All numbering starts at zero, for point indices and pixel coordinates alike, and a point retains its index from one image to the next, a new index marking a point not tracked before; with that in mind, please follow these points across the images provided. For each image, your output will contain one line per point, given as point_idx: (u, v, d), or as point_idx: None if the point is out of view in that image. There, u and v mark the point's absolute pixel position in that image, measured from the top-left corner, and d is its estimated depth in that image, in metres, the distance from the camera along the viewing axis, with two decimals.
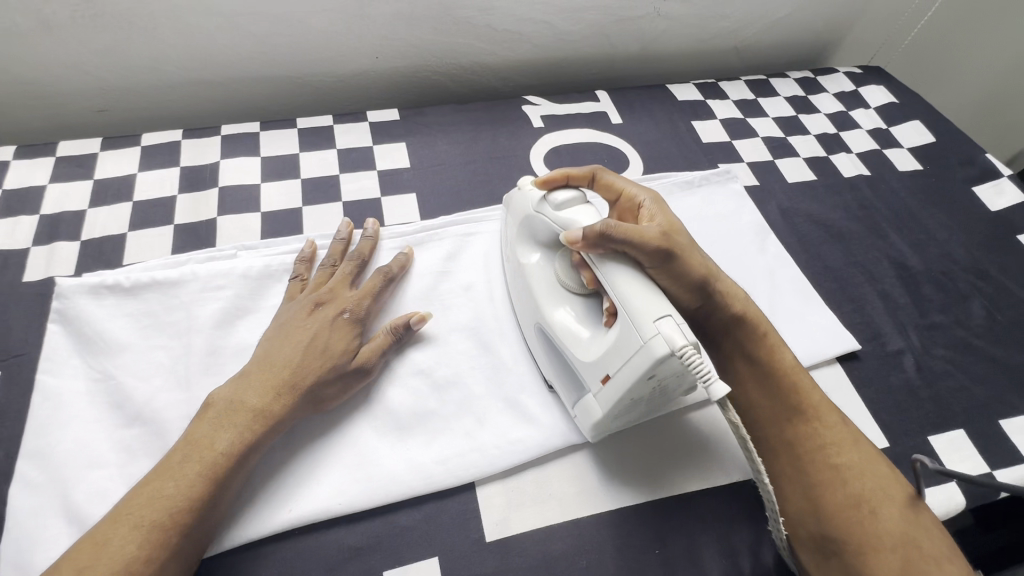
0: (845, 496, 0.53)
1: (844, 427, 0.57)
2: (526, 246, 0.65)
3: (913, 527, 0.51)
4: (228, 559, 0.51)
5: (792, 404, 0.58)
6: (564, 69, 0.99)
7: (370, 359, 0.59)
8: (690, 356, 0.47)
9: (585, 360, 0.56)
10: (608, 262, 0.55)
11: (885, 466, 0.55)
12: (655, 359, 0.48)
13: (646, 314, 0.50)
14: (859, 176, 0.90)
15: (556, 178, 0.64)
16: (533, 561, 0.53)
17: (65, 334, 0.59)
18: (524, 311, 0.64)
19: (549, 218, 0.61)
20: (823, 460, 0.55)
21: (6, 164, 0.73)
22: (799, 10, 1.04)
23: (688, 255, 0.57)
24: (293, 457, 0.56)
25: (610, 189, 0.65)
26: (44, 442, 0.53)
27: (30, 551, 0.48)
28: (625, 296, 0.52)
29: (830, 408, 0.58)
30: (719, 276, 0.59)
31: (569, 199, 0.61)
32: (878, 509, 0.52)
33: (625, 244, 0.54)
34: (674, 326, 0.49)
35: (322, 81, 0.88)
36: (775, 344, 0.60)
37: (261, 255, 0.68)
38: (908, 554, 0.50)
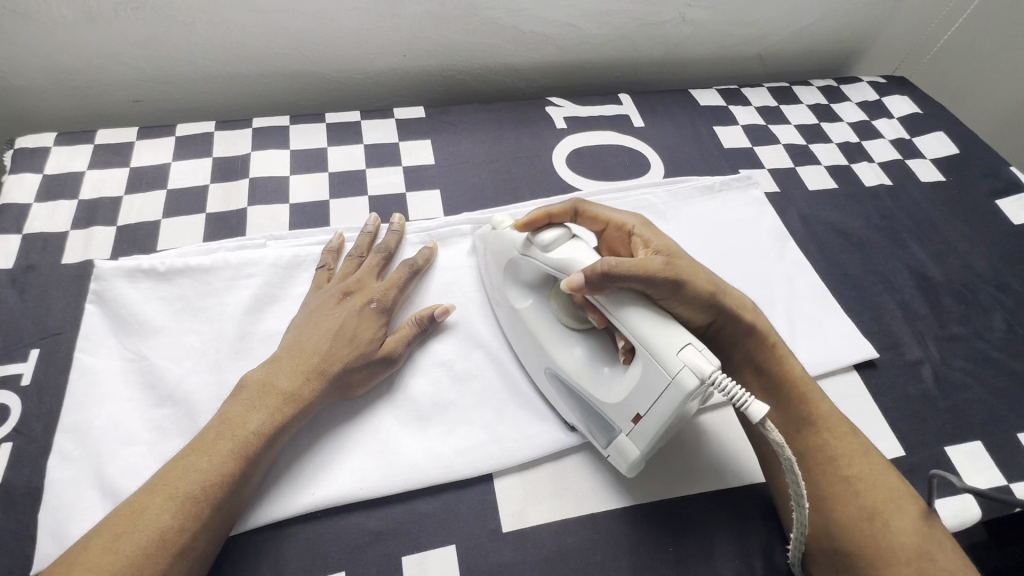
0: (858, 509, 0.53)
1: (855, 438, 0.57)
2: (517, 290, 0.64)
3: (928, 539, 0.51)
4: (254, 538, 0.53)
5: (802, 418, 0.58)
6: (588, 71, 1.00)
7: (396, 348, 0.61)
8: (721, 381, 0.47)
9: (611, 403, 0.54)
10: (617, 300, 0.53)
11: (898, 478, 0.55)
12: (687, 392, 0.48)
13: (669, 348, 0.49)
14: (881, 185, 0.90)
15: (536, 219, 0.61)
16: (549, 553, 0.54)
17: (103, 315, 0.61)
18: (528, 353, 0.63)
19: (539, 261, 0.59)
20: (834, 472, 0.55)
21: (47, 150, 0.76)
22: (825, 19, 1.04)
23: (694, 276, 0.55)
24: (319, 444, 0.57)
25: (595, 220, 0.65)
26: (81, 418, 0.55)
27: (66, 521, 0.50)
28: (641, 332, 0.51)
29: (840, 418, 0.58)
30: (727, 292, 0.58)
31: (556, 237, 0.57)
32: (891, 522, 0.52)
33: (631, 281, 0.52)
34: (698, 353, 0.48)
35: (351, 78, 0.89)
36: (782, 355, 0.60)
37: (290, 245, 0.70)
38: (922, 566, 0.49)
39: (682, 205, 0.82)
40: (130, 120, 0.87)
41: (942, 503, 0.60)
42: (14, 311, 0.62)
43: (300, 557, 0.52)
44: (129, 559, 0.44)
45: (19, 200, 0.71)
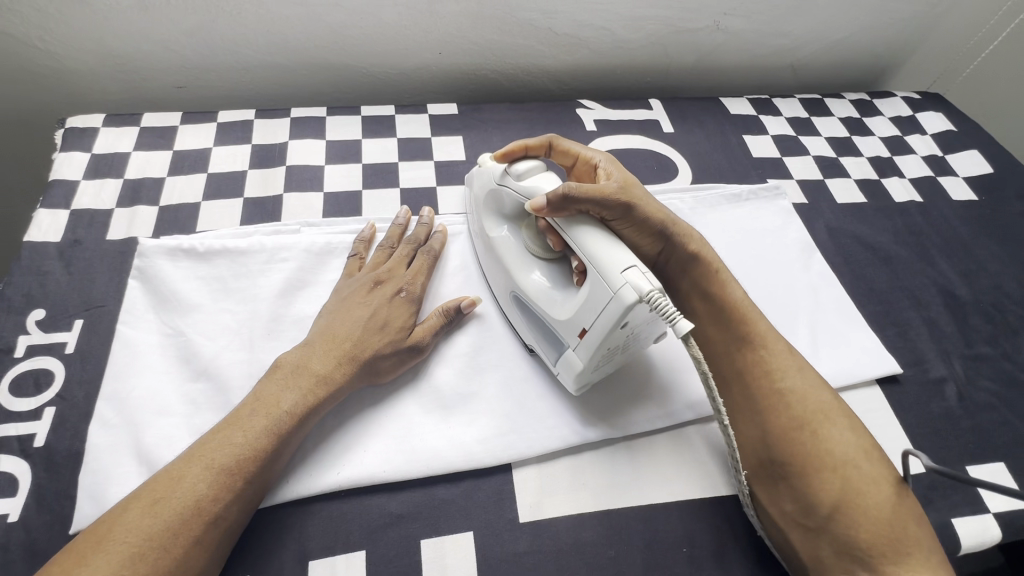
0: (789, 418, 0.55)
1: (789, 354, 0.60)
2: (492, 219, 0.67)
3: (853, 449, 0.54)
4: (280, 513, 0.54)
5: (745, 337, 0.60)
6: (619, 76, 1.01)
7: (423, 338, 0.63)
8: (658, 299, 0.49)
9: (561, 319, 0.57)
10: (574, 223, 0.57)
11: (829, 394, 0.57)
12: (626, 306, 0.50)
13: (613, 266, 0.52)
14: (911, 201, 0.89)
15: (514, 150, 0.65)
16: (563, 546, 0.55)
17: (144, 290, 0.64)
18: (497, 279, 0.67)
19: (512, 189, 0.62)
20: (768, 386, 0.57)
21: (96, 130, 0.79)
22: (860, 31, 1.03)
23: (646, 205, 0.61)
24: (345, 425, 0.59)
25: (566, 154, 0.67)
26: (121, 387, 0.57)
27: (103, 484, 0.52)
28: (591, 250, 0.54)
29: (778, 338, 0.61)
30: (676, 224, 0.63)
31: (529, 167, 0.62)
32: (820, 431, 0.54)
33: (588, 204, 0.56)
34: (641, 275, 0.50)
35: (387, 73, 0.91)
36: (726, 281, 0.63)
37: (323, 232, 0.72)
38: (846, 474, 0.52)
39: (708, 212, 0.82)
40: (173, 105, 0.90)
41: (960, 522, 0.60)
42: (60, 283, 0.65)
43: (322, 533, 0.54)
44: (167, 523, 0.46)
45: (68, 177, 0.74)
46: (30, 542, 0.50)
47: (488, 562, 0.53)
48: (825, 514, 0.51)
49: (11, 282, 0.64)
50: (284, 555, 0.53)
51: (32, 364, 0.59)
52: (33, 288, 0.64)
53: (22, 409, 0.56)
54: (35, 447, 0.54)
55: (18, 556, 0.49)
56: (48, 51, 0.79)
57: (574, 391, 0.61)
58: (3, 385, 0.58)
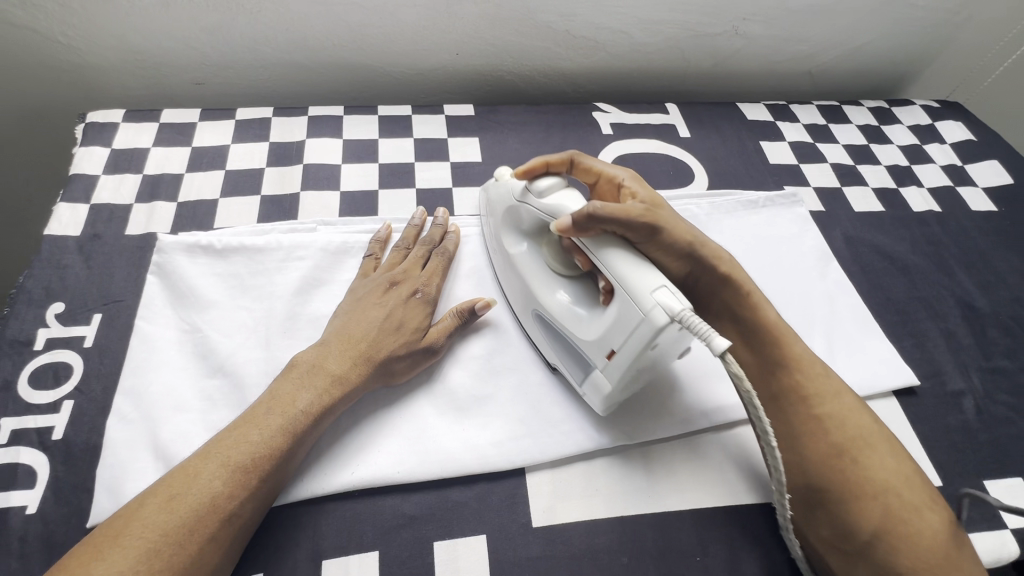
0: (828, 445, 0.54)
1: (826, 379, 0.58)
2: (512, 235, 0.67)
3: (894, 476, 0.53)
4: (294, 512, 0.54)
5: (777, 360, 0.59)
6: (636, 79, 1.00)
7: (437, 339, 0.63)
8: (690, 319, 0.48)
9: (589, 339, 0.57)
10: (599, 243, 0.55)
11: (868, 418, 0.56)
12: (657, 328, 0.49)
13: (643, 286, 0.51)
14: (929, 211, 0.88)
15: (535, 167, 0.64)
16: (577, 552, 0.55)
17: (163, 286, 0.64)
18: (519, 296, 0.66)
19: (534, 206, 0.61)
20: (806, 411, 0.56)
21: (116, 126, 0.79)
22: (880, 38, 1.03)
23: (673, 227, 0.59)
24: (361, 425, 0.59)
25: (589, 172, 0.66)
26: (139, 382, 0.58)
27: (121, 479, 0.53)
28: (620, 272, 0.53)
29: (813, 361, 0.59)
30: (705, 244, 0.61)
31: (550, 184, 0.60)
32: (860, 458, 0.53)
33: (613, 225, 0.55)
34: (671, 295, 0.50)
35: (404, 74, 0.92)
36: (759, 302, 0.61)
37: (339, 231, 0.72)
38: (887, 501, 0.51)
39: (724, 218, 0.82)
40: (191, 102, 0.90)
41: (977, 537, 0.59)
42: (79, 277, 0.65)
43: (336, 533, 0.54)
44: (182, 520, 0.46)
45: (88, 171, 0.74)
46: (48, 535, 0.50)
47: (501, 566, 0.53)
48: (865, 540, 0.50)
49: (32, 275, 0.65)
50: (298, 553, 0.53)
51: (51, 357, 0.59)
52: (52, 281, 0.65)
53: (41, 402, 0.57)
54: (54, 439, 0.55)
55: (35, 548, 0.49)
56: (70, 46, 0.80)
57: (601, 412, 0.60)
58: (23, 377, 0.58)
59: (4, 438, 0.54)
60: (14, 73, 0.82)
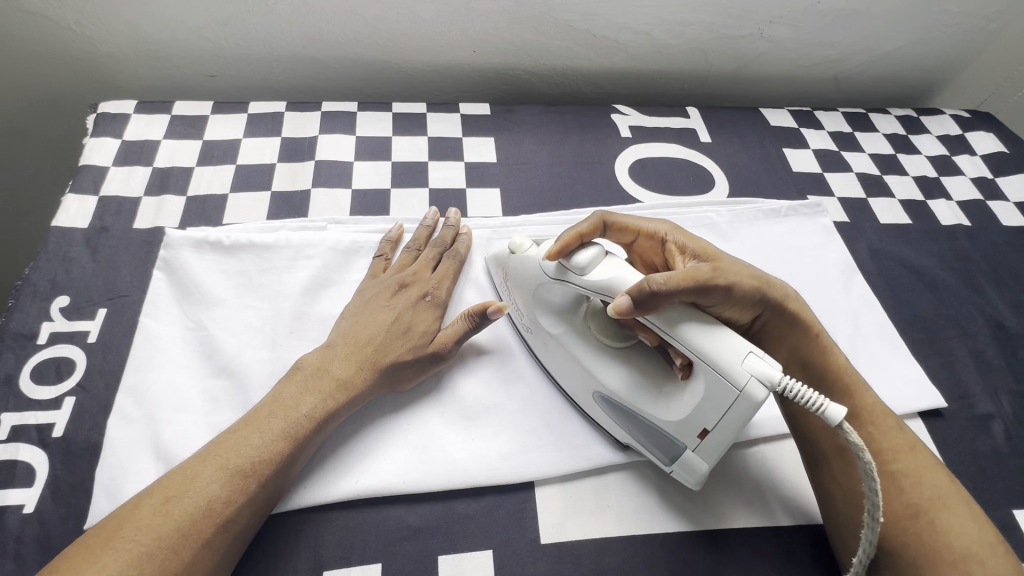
0: (902, 504, 0.51)
1: (902, 434, 0.55)
2: (548, 315, 0.61)
3: (976, 541, 0.49)
4: (295, 519, 0.53)
5: (851, 415, 0.56)
6: (657, 81, 0.98)
7: (446, 344, 0.60)
8: (792, 387, 0.46)
9: (674, 422, 0.52)
10: (666, 315, 0.50)
11: (944, 476, 0.53)
12: (760, 403, 0.46)
13: (731, 358, 0.47)
14: (959, 225, 0.85)
15: (569, 243, 0.55)
16: (586, 571, 0.53)
17: (168, 281, 0.63)
18: (565, 374, 0.60)
19: (577, 285, 0.55)
20: (880, 469, 0.53)
21: (127, 116, 0.78)
22: (910, 45, 0.99)
23: (738, 276, 0.54)
24: (368, 431, 0.57)
25: (624, 229, 0.62)
26: (142, 381, 0.56)
27: (120, 480, 0.51)
28: (697, 344, 0.48)
29: (885, 412, 0.56)
30: (770, 283, 0.56)
31: (592, 257, 0.53)
32: (937, 518, 0.50)
33: (679, 293, 0.50)
34: (762, 361, 0.46)
35: (420, 71, 0.90)
36: (827, 347, 0.58)
37: (349, 230, 0.70)
38: (968, 569, 0.47)
39: (746, 226, 0.79)
40: (204, 94, 0.89)
41: None
42: (85, 270, 0.64)
43: (338, 543, 0.52)
44: (177, 522, 0.45)
45: (98, 162, 0.73)
46: (44, 536, 0.49)
47: None
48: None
49: (38, 267, 0.64)
50: (298, 562, 0.51)
51: (54, 352, 0.58)
52: (58, 274, 0.63)
53: (43, 398, 0.56)
54: (54, 436, 0.54)
55: (31, 549, 0.48)
56: (84, 36, 0.79)
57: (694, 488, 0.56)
58: (25, 371, 0.57)
59: (4, 434, 0.53)
60: (28, 61, 0.81)
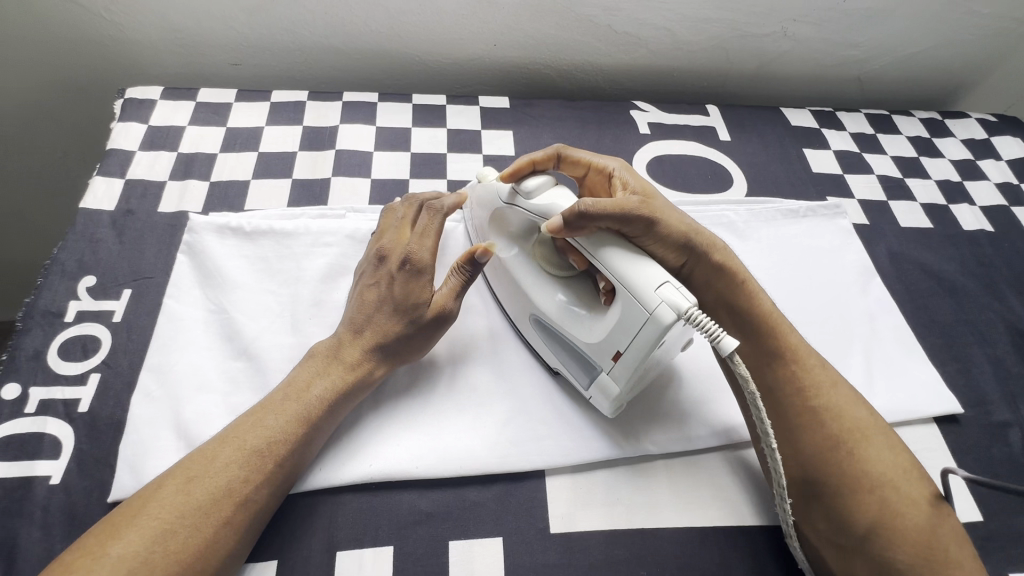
0: (823, 437, 0.53)
1: (822, 371, 0.57)
2: (501, 239, 0.65)
3: (890, 468, 0.51)
4: (311, 500, 0.54)
5: (775, 352, 0.57)
6: (677, 78, 0.97)
7: (446, 305, 0.59)
8: (697, 316, 0.48)
9: (590, 342, 0.55)
10: (592, 239, 0.54)
11: (862, 409, 0.55)
12: (666, 326, 0.48)
13: (645, 283, 0.50)
14: (981, 231, 0.84)
15: (520, 167, 0.62)
16: (594, 561, 0.53)
17: (191, 265, 0.64)
18: (511, 299, 0.64)
19: (523, 208, 0.59)
20: (802, 405, 0.55)
21: (154, 103, 0.80)
22: (937, 47, 0.98)
23: (667, 216, 0.57)
24: (379, 415, 0.59)
25: (576, 164, 0.65)
26: (165, 360, 0.58)
27: (143, 456, 0.53)
28: (617, 268, 0.52)
29: (809, 352, 0.58)
30: (698, 231, 0.59)
31: (540, 184, 0.58)
32: (856, 450, 0.52)
33: (606, 220, 0.54)
34: (676, 290, 0.49)
35: (441, 63, 0.90)
36: (754, 292, 0.59)
37: (367, 219, 0.71)
38: (884, 494, 0.50)
39: (763, 226, 0.79)
40: (228, 82, 0.90)
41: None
42: (111, 251, 0.66)
43: (351, 524, 0.53)
44: (199, 502, 0.46)
45: (125, 146, 0.75)
46: (70, 507, 0.50)
47: (517, 571, 0.52)
48: (861, 534, 0.49)
49: (66, 247, 0.65)
50: (312, 542, 0.52)
51: (81, 329, 0.60)
52: (85, 255, 0.65)
53: (70, 373, 0.57)
54: (80, 412, 0.55)
55: (57, 520, 0.50)
56: (114, 22, 0.80)
57: (607, 415, 0.58)
58: (53, 347, 0.58)
59: (33, 407, 0.55)
60: (59, 48, 0.83)
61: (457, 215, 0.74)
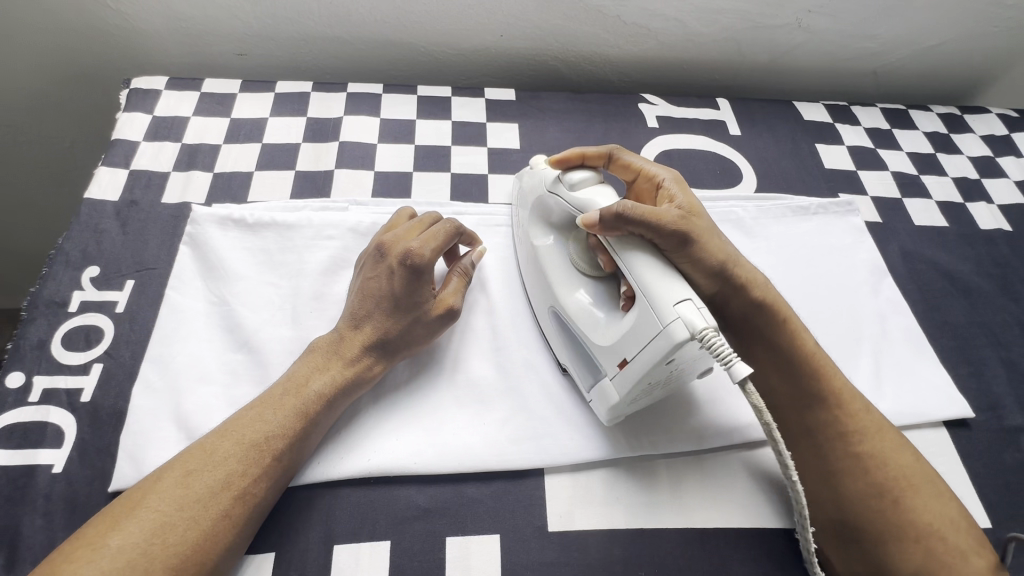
0: (868, 484, 0.51)
1: (870, 416, 0.55)
2: (540, 227, 0.64)
3: (940, 517, 0.50)
4: (309, 492, 0.54)
5: (818, 394, 0.55)
6: (688, 71, 0.95)
7: (452, 302, 0.61)
8: (711, 339, 0.45)
9: (602, 345, 0.54)
10: (625, 245, 0.53)
11: (909, 454, 0.53)
12: (677, 343, 0.46)
13: (665, 297, 0.48)
14: (998, 230, 0.82)
15: (569, 158, 0.63)
16: (591, 561, 0.53)
17: (193, 256, 0.64)
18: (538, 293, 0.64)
19: (563, 199, 0.59)
20: (845, 447, 0.53)
21: (158, 93, 0.80)
22: (957, 39, 0.95)
23: (708, 239, 0.55)
24: (382, 410, 0.58)
25: (627, 169, 0.63)
26: (167, 352, 0.58)
27: (142, 446, 0.53)
28: (644, 279, 0.50)
29: (854, 395, 0.56)
30: (740, 263, 0.57)
31: (584, 178, 0.58)
32: (904, 499, 0.50)
33: (643, 228, 0.52)
34: (695, 309, 0.46)
35: (447, 54, 0.89)
36: (798, 330, 0.57)
37: (370, 212, 0.71)
38: (931, 544, 0.48)
39: (772, 223, 0.77)
40: (234, 72, 0.90)
41: None
42: (115, 242, 0.66)
43: (349, 517, 0.53)
44: (198, 495, 0.46)
45: (129, 136, 0.75)
46: (72, 495, 0.51)
47: (513, 569, 0.52)
48: None
49: (70, 237, 0.65)
50: (309, 535, 0.52)
51: (84, 319, 0.60)
52: (88, 245, 0.65)
53: (73, 363, 0.58)
54: (82, 401, 0.55)
55: (59, 508, 0.50)
56: (119, 11, 0.80)
57: (603, 422, 0.57)
58: (57, 337, 0.59)
59: (37, 396, 0.55)
60: (64, 37, 0.83)
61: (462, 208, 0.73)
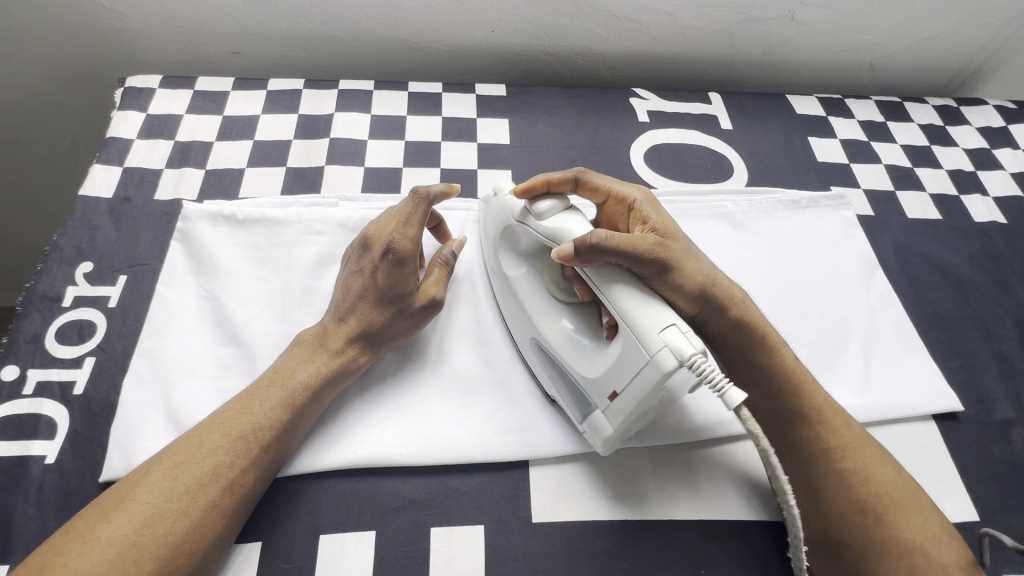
0: (848, 500, 0.51)
1: (849, 429, 0.55)
2: (510, 257, 0.63)
3: (921, 533, 0.49)
4: (295, 485, 0.55)
5: (800, 412, 0.55)
6: (681, 65, 0.95)
7: (435, 293, 0.61)
8: (699, 364, 0.45)
9: (591, 377, 0.53)
10: (603, 276, 0.52)
11: (891, 469, 0.53)
12: (665, 373, 0.46)
13: (650, 326, 0.47)
14: (993, 222, 0.81)
15: (534, 186, 0.59)
16: (573, 550, 0.53)
17: (184, 252, 0.65)
18: (517, 321, 0.62)
19: (533, 229, 0.57)
20: (826, 464, 0.53)
21: (152, 91, 0.81)
22: (952, 30, 0.94)
23: (685, 262, 0.54)
24: (368, 409, 0.59)
25: (595, 191, 0.62)
26: (157, 345, 0.59)
27: (132, 438, 0.54)
28: (625, 309, 0.49)
29: (835, 409, 0.56)
30: (718, 282, 0.56)
31: (551, 206, 0.56)
32: (888, 517, 0.50)
33: (622, 257, 0.51)
34: (680, 334, 0.46)
35: (439, 51, 0.89)
36: (776, 345, 0.57)
37: (360, 207, 0.71)
38: (913, 560, 0.48)
39: (762, 217, 0.77)
40: (228, 70, 0.90)
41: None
42: (108, 238, 0.67)
43: (335, 508, 0.54)
44: (186, 486, 0.47)
45: (123, 135, 0.76)
46: (63, 485, 0.52)
47: (495, 559, 0.52)
48: None
49: (65, 233, 0.67)
50: (296, 525, 0.53)
51: (77, 314, 0.61)
52: (82, 241, 0.66)
53: (66, 356, 0.59)
54: (74, 394, 0.57)
55: (51, 497, 0.51)
56: (114, 11, 0.81)
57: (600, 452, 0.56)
58: (50, 331, 0.60)
59: (30, 389, 0.56)
60: (63, 38, 0.84)
61: (451, 204, 0.73)
